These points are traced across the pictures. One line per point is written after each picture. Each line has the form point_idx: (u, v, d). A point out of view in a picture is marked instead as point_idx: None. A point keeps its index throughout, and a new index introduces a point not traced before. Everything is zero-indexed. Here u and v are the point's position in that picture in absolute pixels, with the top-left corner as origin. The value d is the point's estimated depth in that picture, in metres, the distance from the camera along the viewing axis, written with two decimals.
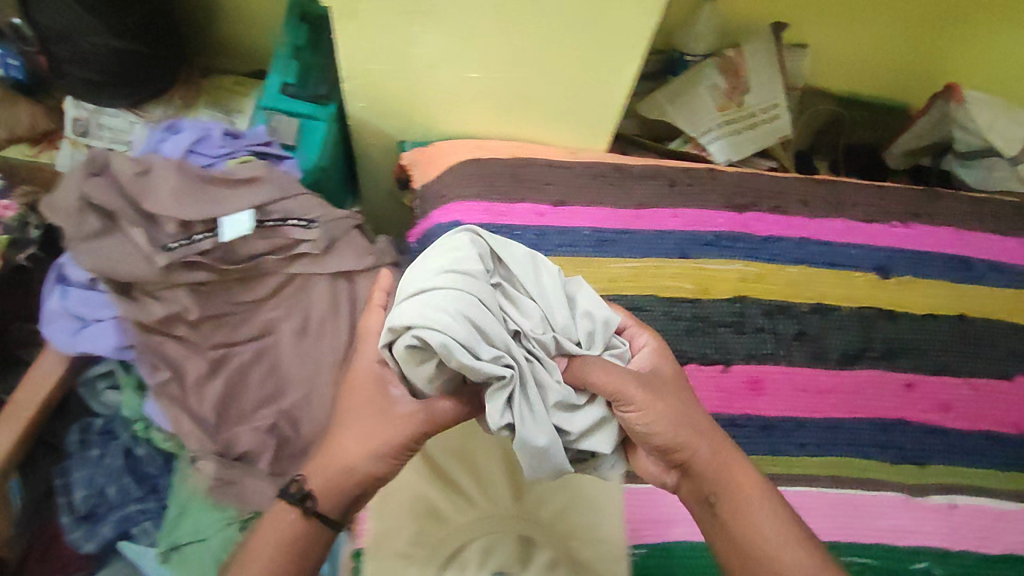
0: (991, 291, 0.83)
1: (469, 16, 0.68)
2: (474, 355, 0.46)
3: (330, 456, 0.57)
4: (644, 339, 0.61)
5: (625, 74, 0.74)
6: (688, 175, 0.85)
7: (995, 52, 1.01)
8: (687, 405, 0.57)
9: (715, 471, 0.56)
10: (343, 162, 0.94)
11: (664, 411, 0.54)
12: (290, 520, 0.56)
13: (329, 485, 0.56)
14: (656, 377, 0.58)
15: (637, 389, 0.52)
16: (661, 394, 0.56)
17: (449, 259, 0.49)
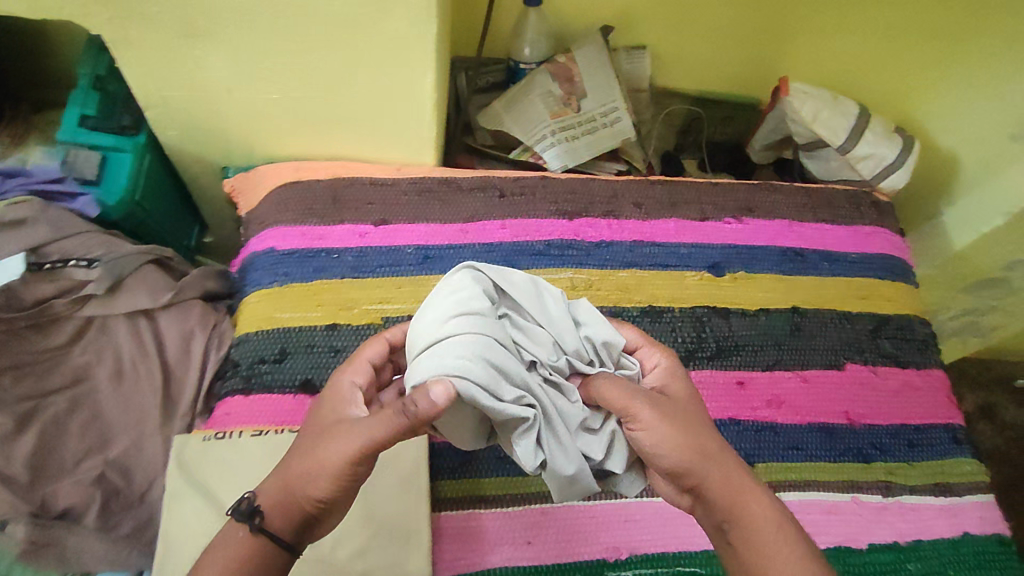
0: (823, 280, 0.83)
1: (251, 32, 0.66)
2: (497, 399, 0.45)
3: (280, 478, 0.51)
4: (656, 359, 0.58)
5: (426, 86, 0.72)
6: (518, 185, 0.84)
7: (827, 49, 1.04)
8: (696, 425, 0.52)
9: (728, 497, 0.50)
10: (178, 199, 0.89)
11: (672, 428, 0.51)
12: (238, 538, 0.49)
13: (276, 511, 0.50)
14: (674, 399, 0.55)
15: (644, 406, 0.51)
16: (682, 410, 0.53)
17: (454, 302, 0.48)
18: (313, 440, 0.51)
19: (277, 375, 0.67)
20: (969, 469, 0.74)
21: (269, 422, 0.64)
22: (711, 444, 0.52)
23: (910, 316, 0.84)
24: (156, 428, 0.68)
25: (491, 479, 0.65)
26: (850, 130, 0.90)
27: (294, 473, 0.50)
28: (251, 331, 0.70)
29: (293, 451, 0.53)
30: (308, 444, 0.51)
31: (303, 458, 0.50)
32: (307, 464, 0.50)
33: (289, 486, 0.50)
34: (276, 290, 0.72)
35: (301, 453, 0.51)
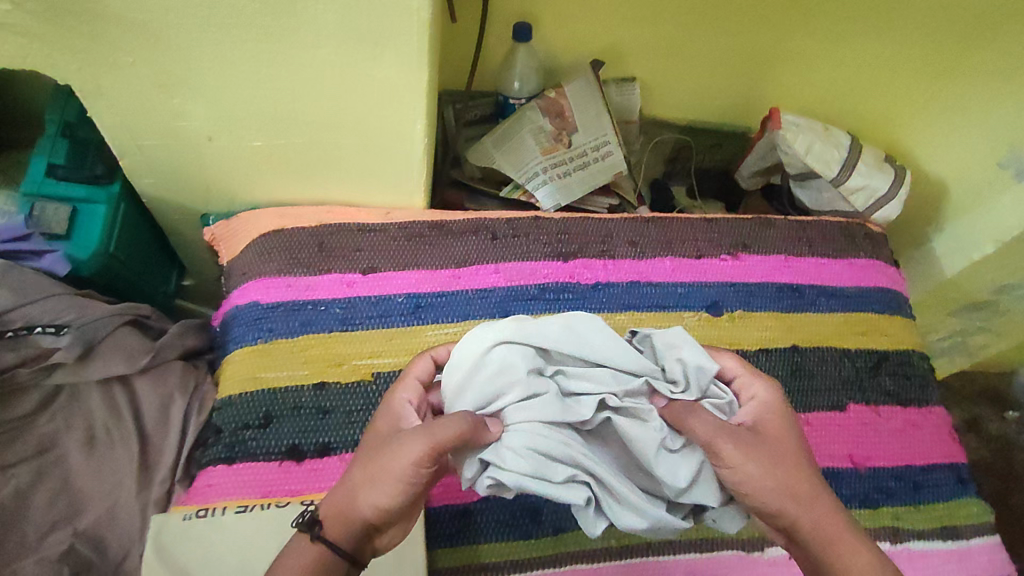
0: (821, 318, 0.82)
1: (230, 81, 0.62)
2: (548, 482, 0.50)
3: (342, 492, 0.52)
4: (755, 389, 0.59)
5: (416, 133, 0.69)
6: (511, 226, 0.82)
7: (817, 78, 1.03)
8: (792, 466, 0.54)
9: (818, 540, 0.52)
10: (154, 242, 0.85)
11: (764, 471, 0.52)
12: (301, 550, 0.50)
13: (339, 524, 0.50)
14: (769, 437, 0.55)
15: (730, 448, 0.52)
16: (776, 450, 0.54)
17: (496, 384, 0.53)
18: (371, 454, 0.52)
19: (263, 442, 0.64)
20: (976, 511, 0.74)
21: (254, 495, 0.62)
22: (806, 486, 0.53)
23: (909, 351, 0.83)
24: (133, 496, 0.64)
25: (490, 544, 0.63)
26: (841, 163, 0.90)
27: (354, 484, 0.51)
28: (235, 394, 0.66)
29: (351, 469, 0.53)
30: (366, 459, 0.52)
31: (362, 472, 0.51)
32: (369, 478, 0.50)
33: (351, 502, 0.50)
34: (262, 347, 0.69)
35: (360, 467, 0.52)
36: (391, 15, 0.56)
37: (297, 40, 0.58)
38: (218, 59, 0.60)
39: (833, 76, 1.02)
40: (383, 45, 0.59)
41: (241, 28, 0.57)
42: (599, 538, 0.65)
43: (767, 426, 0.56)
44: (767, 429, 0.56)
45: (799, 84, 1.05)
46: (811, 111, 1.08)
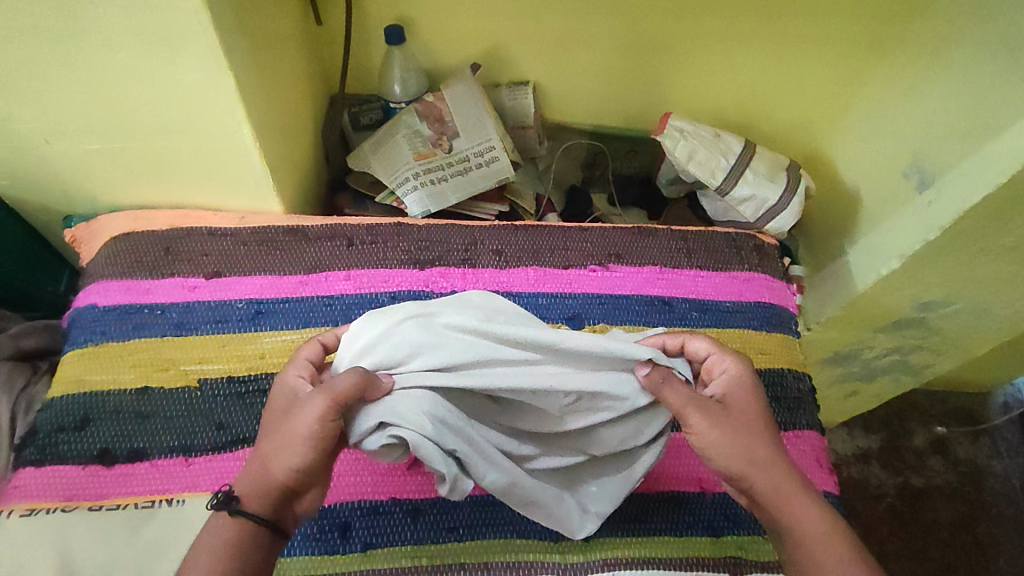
0: (691, 333, 0.78)
1: (43, 84, 0.62)
2: (443, 449, 0.51)
3: (253, 465, 0.52)
4: (724, 366, 0.59)
5: (243, 132, 0.69)
6: (369, 232, 0.80)
7: (723, 84, 0.99)
8: (753, 436, 0.55)
9: (778, 506, 0.52)
10: (34, 247, 0.87)
11: (729, 435, 0.54)
12: (218, 526, 0.50)
13: (257, 494, 0.51)
14: (740, 409, 0.56)
15: (696, 417, 0.54)
16: (745, 419, 0.55)
17: (397, 348, 0.53)
18: (277, 427, 0.53)
19: (74, 445, 0.65)
20: None
21: (57, 498, 0.62)
22: (771, 452, 0.54)
23: (783, 370, 0.78)
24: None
25: (291, 558, 0.62)
26: (727, 171, 0.88)
27: (265, 455, 0.52)
28: (58, 395, 0.68)
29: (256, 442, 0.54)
30: (276, 433, 0.52)
31: (271, 443, 0.52)
32: (283, 446, 0.51)
33: (266, 474, 0.51)
34: (90, 350, 0.70)
35: (269, 439, 0.52)
36: (176, 19, 0.56)
37: (93, 44, 0.58)
38: (23, 63, 0.59)
39: (737, 80, 0.98)
40: (180, 49, 0.59)
41: (33, 33, 0.56)
42: (405, 558, 0.63)
43: (733, 398, 0.57)
44: (736, 401, 0.57)
45: (706, 91, 1.00)
46: (722, 117, 1.04)
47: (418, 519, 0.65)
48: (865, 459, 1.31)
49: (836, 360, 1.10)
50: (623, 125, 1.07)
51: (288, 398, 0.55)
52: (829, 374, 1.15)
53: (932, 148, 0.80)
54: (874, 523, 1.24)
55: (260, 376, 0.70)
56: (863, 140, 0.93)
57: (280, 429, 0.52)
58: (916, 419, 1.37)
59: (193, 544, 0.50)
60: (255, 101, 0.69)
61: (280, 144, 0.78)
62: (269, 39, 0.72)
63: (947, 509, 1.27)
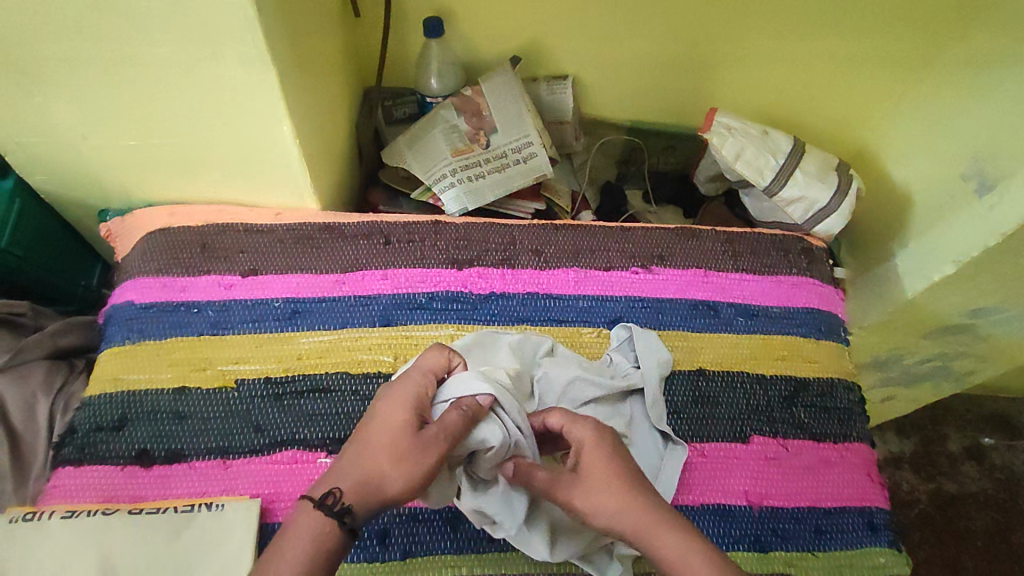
0: (737, 338, 0.76)
1: (84, 80, 0.61)
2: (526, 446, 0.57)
3: (357, 468, 0.49)
4: (578, 429, 0.54)
5: (282, 127, 0.67)
6: (406, 231, 0.78)
7: (768, 80, 0.95)
8: (616, 490, 0.49)
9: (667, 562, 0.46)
10: (67, 242, 0.87)
11: (591, 499, 0.49)
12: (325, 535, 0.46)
13: (363, 503, 0.47)
14: (592, 464, 0.51)
15: (563, 489, 0.51)
16: (599, 474, 0.50)
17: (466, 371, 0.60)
18: (397, 446, 0.49)
19: (113, 445, 0.64)
20: (882, 562, 0.66)
21: (95, 499, 0.62)
22: (627, 498, 0.49)
23: (833, 379, 0.75)
24: (10, 492, 0.66)
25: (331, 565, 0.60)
26: (776, 170, 0.87)
27: (379, 474, 0.48)
28: (96, 394, 0.67)
29: (354, 447, 0.50)
30: (395, 448, 0.49)
31: (391, 462, 0.48)
32: (404, 465, 0.48)
33: (374, 484, 0.48)
34: (128, 348, 0.69)
35: (388, 455, 0.49)
36: (217, 11, 0.54)
37: (134, 39, 0.56)
38: (65, 58, 0.58)
39: (783, 76, 0.94)
40: (222, 43, 0.57)
41: (76, 27, 0.55)
42: (445, 567, 0.61)
43: (585, 455, 0.52)
44: (590, 457, 0.51)
45: (749, 87, 0.97)
46: (766, 113, 1.00)
47: (457, 527, 0.63)
48: (896, 463, 1.25)
49: (874, 365, 1.03)
50: (661, 120, 1.05)
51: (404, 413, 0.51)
52: (868, 379, 1.08)
53: (994, 149, 0.76)
54: (905, 529, 1.18)
55: (298, 377, 0.69)
56: (916, 140, 0.89)
57: (398, 447, 0.49)
58: (951, 425, 1.30)
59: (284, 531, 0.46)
60: (294, 96, 0.67)
61: (318, 139, 0.77)
62: (308, 31, 0.70)
63: (981, 518, 1.20)
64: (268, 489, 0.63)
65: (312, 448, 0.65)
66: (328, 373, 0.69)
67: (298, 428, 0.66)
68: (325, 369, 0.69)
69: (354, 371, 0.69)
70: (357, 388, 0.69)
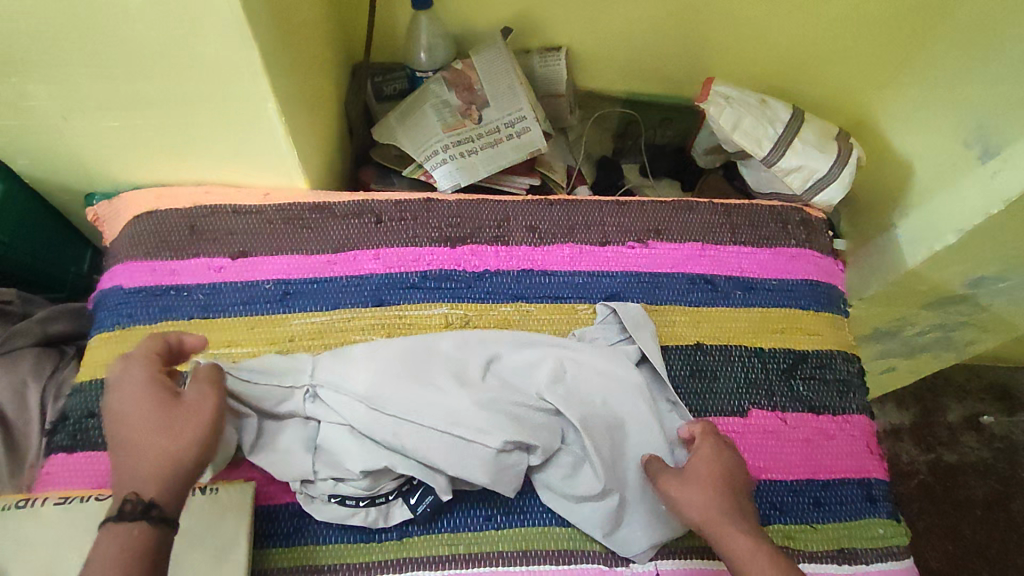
0: (734, 312, 0.75)
1: (61, 60, 0.59)
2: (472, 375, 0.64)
3: (146, 463, 0.49)
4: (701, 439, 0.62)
5: (268, 104, 0.65)
6: (397, 209, 0.76)
7: (766, 48, 0.93)
8: (709, 489, 0.57)
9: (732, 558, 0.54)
10: (54, 227, 0.85)
11: (688, 495, 0.57)
12: (133, 537, 0.46)
13: (165, 489, 0.48)
14: (700, 464, 0.59)
15: (664, 476, 0.59)
16: (704, 481, 0.57)
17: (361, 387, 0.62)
18: (158, 430, 0.50)
19: (104, 432, 0.64)
20: (881, 533, 0.66)
21: (90, 485, 0.61)
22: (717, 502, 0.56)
23: (832, 352, 0.75)
24: (5, 480, 0.66)
25: (322, 545, 0.61)
26: (774, 140, 0.85)
27: (149, 457, 0.49)
28: (86, 380, 0.67)
29: (124, 449, 0.50)
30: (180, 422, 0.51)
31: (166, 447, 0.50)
32: (170, 442, 0.50)
33: (170, 467, 0.49)
34: (117, 332, 0.69)
35: (164, 438, 0.50)
36: None
37: (107, 14, 0.54)
38: (38, 37, 0.56)
39: (781, 42, 0.92)
40: (198, 17, 0.55)
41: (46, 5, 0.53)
42: (444, 545, 0.61)
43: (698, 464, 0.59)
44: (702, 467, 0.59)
45: (746, 56, 0.95)
46: (764, 81, 0.98)
47: (453, 508, 0.63)
48: (896, 435, 1.25)
49: (874, 337, 1.02)
50: (656, 90, 1.03)
51: (152, 403, 0.52)
52: (868, 351, 1.07)
53: (1000, 114, 0.74)
54: (905, 500, 1.19)
55: None
56: (920, 105, 0.86)
57: (158, 438, 0.50)
58: (951, 395, 1.30)
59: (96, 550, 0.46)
60: (278, 73, 0.65)
61: (305, 115, 0.75)
62: (291, 4, 0.68)
63: (980, 487, 1.21)
64: (261, 471, 0.63)
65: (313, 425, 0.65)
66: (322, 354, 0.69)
67: None
68: (321, 349, 0.69)
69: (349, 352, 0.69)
70: None
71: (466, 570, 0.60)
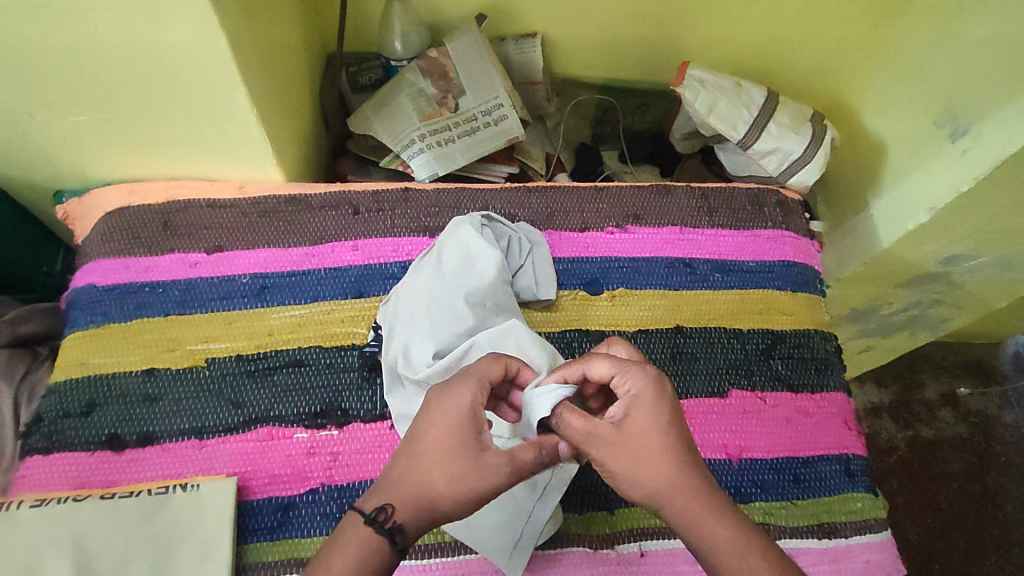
0: (712, 294, 0.75)
1: (22, 52, 0.57)
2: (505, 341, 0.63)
3: (410, 484, 0.47)
4: (625, 387, 0.51)
5: (238, 96, 0.64)
6: (375, 199, 0.76)
7: (740, 32, 0.93)
8: (653, 458, 0.48)
9: (689, 526, 0.47)
10: (24, 227, 0.84)
11: (626, 467, 0.48)
12: (358, 546, 0.46)
13: (414, 520, 0.47)
14: (636, 434, 0.49)
15: (593, 449, 0.49)
16: (644, 448, 0.48)
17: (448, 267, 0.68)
18: (462, 468, 0.47)
19: (82, 432, 0.63)
20: (859, 507, 0.68)
21: (67, 486, 0.61)
22: (671, 466, 0.47)
23: (808, 331, 0.76)
24: None
25: (307, 538, 0.60)
26: (750, 123, 0.86)
27: (433, 482, 0.47)
28: (61, 380, 0.66)
29: (408, 453, 0.49)
30: (437, 438, 0.48)
31: (447, 479, 0.47)
32: (457, 485, 0.47)
33: (427, 500, 0.47)
34: (92, 331, 0.67)
35: (445, 475, 0.47)
36: None
37: (69, 4, 0.52)
38: None
39: (755, 26, 0.92)
40: (164, 6, 0.53)
41: None
42: (430, 533, 0.61)
43: (634, 426, 0.49)
44: (634, 431, 0.49)
45: (721, 41, 0.95)
46: (739, 65, 0.98)
47: None
48: (876, 413, 1.27)
49: (852, 316, 1.04)
50: (633, 76, 1.03)
51: (470, 427, 0.49)
52: (846, 331, 1.09)
53: (971, 92, 0.75)
54: (884, 476, 1.21)
55: (269, 353, 0.67)
56: (893, 86, 0.87)
57: (455, 465, 0.47)
58: (928, 371, 1.32)
59: (326, 551, 0.46)
60: (249, 63, 0.64)
61: (279, 107, 0.74)
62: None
63: (957, 460, 1.24)
64: (245, 467, 0.62)
65: (374, 421, 0.65)
66: (303, 347, 0.68)
67: (273, 404, 0.65)
68: (300, 342, 0.68)
69: (328, 344, 0.68)
70: (332, 360, 0.67)
71: (454, 558, 0.60)
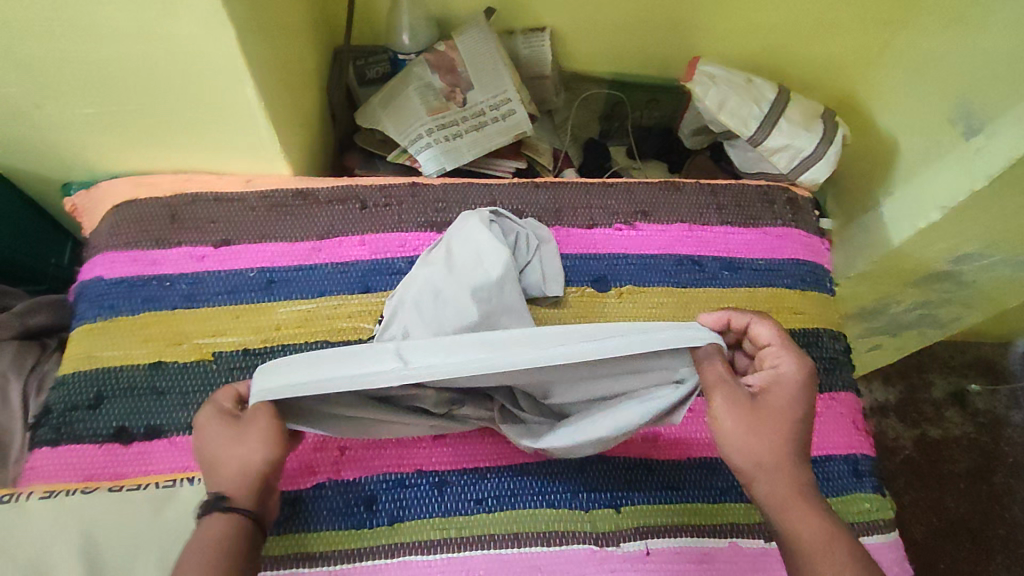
0: (721, 292, 0.75)
1: (31, 45, 0.57)
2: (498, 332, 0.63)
3: (230, 470, 0.52)
4: (780, 362, 0.55)
5: (246, 90, 0.64)
6: (383, 194, 0.75)
7: (750, 26, 0.92)
8: (778, 433, 0.51)
9: (780, 505, 0.49)
10: (32, 219, 0.84)
11: (750, 428, 0.51)
12: (216, 530, 0.49)
13: (230, 494, 0.51)
14: (770, 407, 0.52)
15: (723, 399, 0.52)
16: (774, 421, 0.51)
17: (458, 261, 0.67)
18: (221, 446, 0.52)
19: (90, 424, 0.63)
20: (867, 507, 0.67)
21: (74, 478, 0.61)
22: (790, 448, 0.50)
23: (817, 330, 0.75)
24: None
25: (312, 533, 0.60)
26: (760, 120, 0.85)
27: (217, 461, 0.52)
28: (70, 372, 0.66)
29: (210, 456, 0.53)
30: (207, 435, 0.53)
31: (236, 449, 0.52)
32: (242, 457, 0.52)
33: (243, 473, 0.51)
34: (100, 324, 0.68)
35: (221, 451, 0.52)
36: None
37: None
38: (6, 21, 0.54)
39: (766, 21, 0.91)
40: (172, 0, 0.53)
41: None
42: (435, 529, 0.61)
43: (772, 399, 0.52)
44: (771, 402, 0.52)
45: (731, 36, 0.94)
46: (749, 60, 0.98)
47: (444, 491, 0.63)
48: (882, 412, 1.26)
49: (861, 315, 1.03)
50: (642, 70, 1.02)
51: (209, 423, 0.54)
52: (855, 329, 1.08)
53: (985, 89, 0.74)
54: (890, 475, 1.21)
55: (276, 348, 0.67)
56: (905, 83, 0.86)
57: (235, 446, 0.52)
58: (936, 371, 1.31)
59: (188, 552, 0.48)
60: (258, 56, 0.63)
61: (286, 101, 0.74)
62: None
63: (964, 461, 1.23)
64: None
65: None
66: (309, 342, 0.68)
67: None
68: (307, 337, 0.68)
69: (335, 339, 0.68)
70: None
71: (458, 554, 0.60)
